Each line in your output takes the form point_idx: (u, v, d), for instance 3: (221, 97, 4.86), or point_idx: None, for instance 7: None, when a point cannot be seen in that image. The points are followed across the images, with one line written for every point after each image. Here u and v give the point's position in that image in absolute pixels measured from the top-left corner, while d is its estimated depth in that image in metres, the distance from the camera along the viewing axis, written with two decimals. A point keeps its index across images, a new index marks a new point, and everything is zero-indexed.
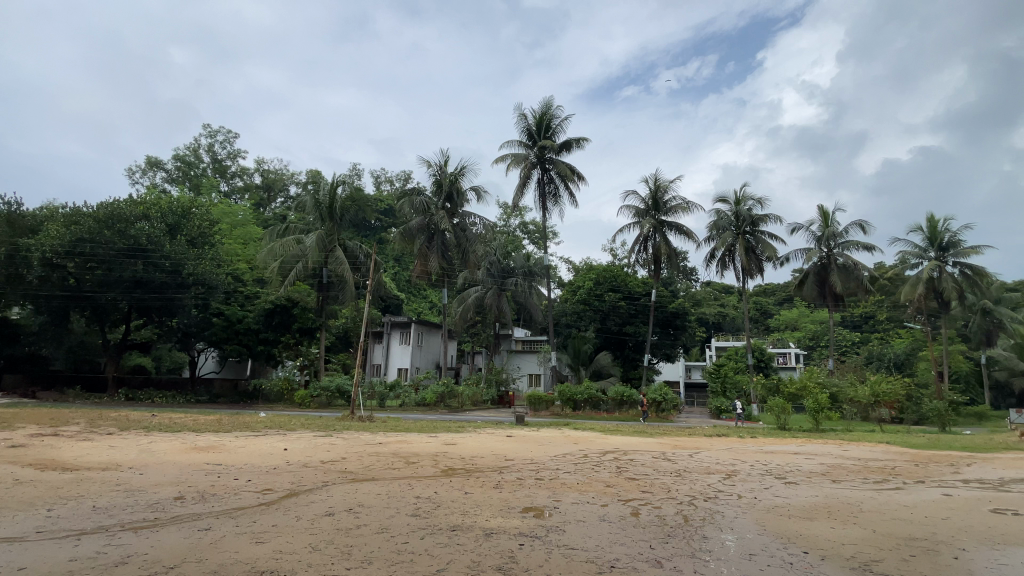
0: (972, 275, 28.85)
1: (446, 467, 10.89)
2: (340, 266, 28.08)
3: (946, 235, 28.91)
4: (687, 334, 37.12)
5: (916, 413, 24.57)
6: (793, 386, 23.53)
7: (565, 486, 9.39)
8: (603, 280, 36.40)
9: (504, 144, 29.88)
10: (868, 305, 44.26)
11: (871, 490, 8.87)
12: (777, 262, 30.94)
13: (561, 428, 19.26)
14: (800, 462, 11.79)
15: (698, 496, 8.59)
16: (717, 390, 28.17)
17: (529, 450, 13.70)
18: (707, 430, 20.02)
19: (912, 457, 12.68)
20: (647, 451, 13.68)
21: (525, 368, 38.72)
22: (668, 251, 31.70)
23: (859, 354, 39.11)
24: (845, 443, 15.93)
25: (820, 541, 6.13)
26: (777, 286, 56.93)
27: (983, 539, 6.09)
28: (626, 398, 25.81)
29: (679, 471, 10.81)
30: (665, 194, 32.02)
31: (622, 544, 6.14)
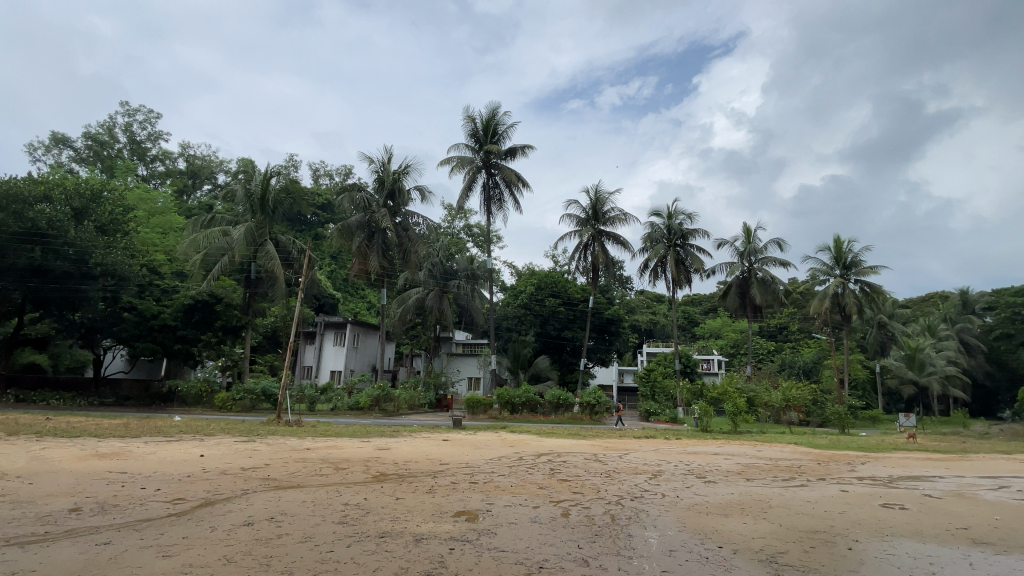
0: (870, 292, 32.02)
1: (377, 473, 10.60)
2: (270, 261, 26.59)
3: (849, 254, 31.98)
4: (621, 340, 38.47)
5: (821, 416, 26.70)
6: (715, 391, 25.27)
7: (498, 489, 9.41)
8: (544, 285, 37.12)
9: (450, 146, 29.72)
10: (782, 317, 48.15)
11: (779, 488, 9.61)
12: (704, 275, 32.81)
13: (498, 432, 19.31)
14: (718, 462, 12.56)
15: (625, 496, 8.92)
16: (648, 395, 31.01)
17: (465, 453, 13.62)
18: (635, 432, 20.91)
19: (816, 457, 13.88)
20: (579, 452, 14.05)
21: (464, 372, 38.52)
22: (606, 259, 32.73)
23: (774, 362, 42.30)
24: (759, 443, 17.15)
25: (733, 536, 6.56)
26: (704, 296, 60.51)
27: (873, 532, 6.74)
28: (563, 402, 26.40)
29: (608, 472, 11.17)
30: (605, 205, 33.08)
31: (552, 545, 6.24)
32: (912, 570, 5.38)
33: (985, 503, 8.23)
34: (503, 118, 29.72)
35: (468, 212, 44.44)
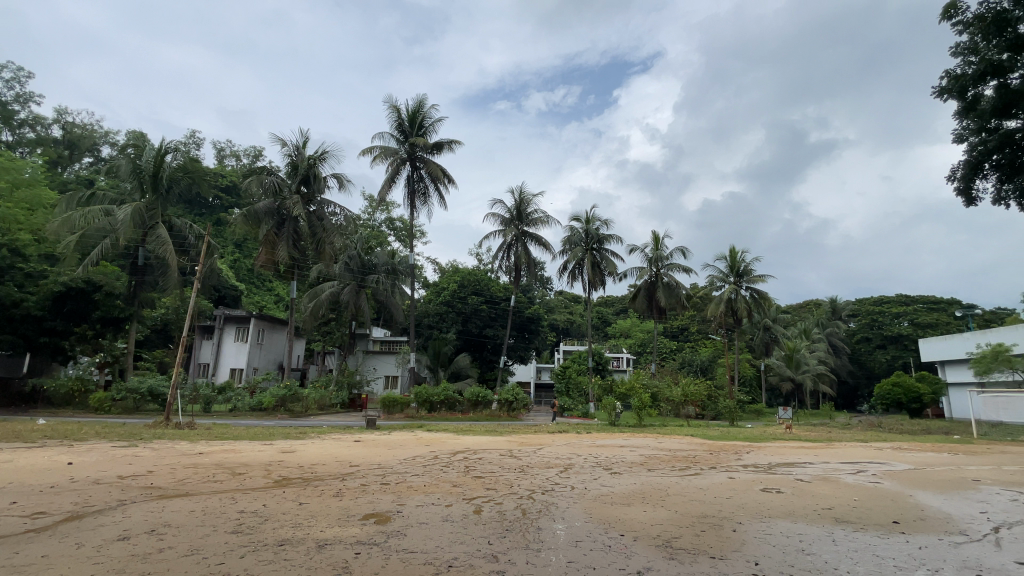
0: (758, 298, 35.52)
1: (279, 477, 9.94)
2: (161, 247, 23.89)
3: (742, 263, 35.28)
4: (539, 338, 39.42)
5: (714, 409, 29.33)
6: (624, 387, 26.70)
7: (411, 489, 9.22)
8: (467, 283, 36.95)
9: (373, 135, 28.66)
10: (684, 319, 52.32)
11: (675, 476, 10.38)
12: (617, 278, 34.51)
13: (413, 430, 19.02)
14: (623, 454, 13.29)
15: (536, 490, 9.15)
16: (563, 391, 32.15)
17: (377, 454, 13.18)
18: (549, 427, 21.55)
19: (709, 447, 15.19)
20: (494, 449, 14.18)
21: (380, 370, 37.41)
22: (528, 260, 33.33)
23: (676, 360, 45.66)
24: (661, 436, 18.36)
25: (634, 524, 6.96)
26: (617, 298, 63.88)
27: (754, 514, 7.47)
28: (481, 399, 26.43)
29: (522, 467, 11.40)
30: (529, 207, 33.65)
31: (461, 543, 6.24)
32: (783, 547, 6.02)
33: (844, 486, 9.45)
34: (429, 112, 29.17)
35: (390, 205, 43.08)
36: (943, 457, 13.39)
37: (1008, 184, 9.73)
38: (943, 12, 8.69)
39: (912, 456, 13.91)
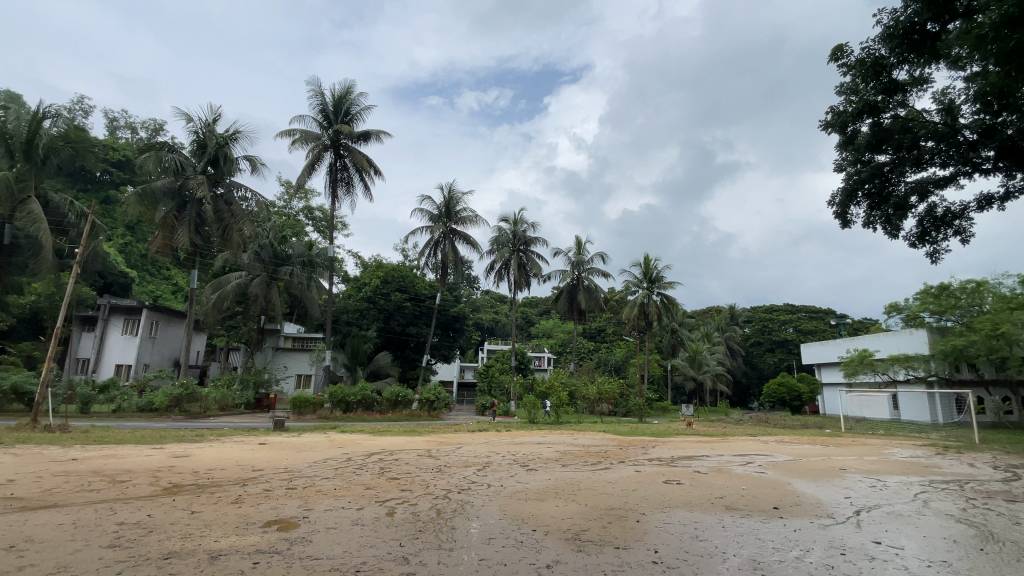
0: (667, 303, 37.93)
1: (170, 485, 9.05)
2: (33, 225, 20.73)
3: (655, 270, 37.50)
4: (463, 337, 39.29)
5: (626, 406, 30.94)
6: (543, 385, 27.34)
7: (319, 494, 8.77)
8: (390, 279, 35.78)
9: (293, 117, 26.95)
10: (601, 321, 54.78)
11: (587, 471, 10.83)
12: (541, 279, 35.28)
13: (325, 432, 18.22)
14: (540, 451, 13.63)
15: (453, 489, 9.12)
16: (484, 390, 32.34)
17: (284, 457, 12.38)
18: (469, 426, 21.56)
19: (619, 442, 16.00)
20: (411, 449, 13.92)
21: (292, 368, 35.32)
22: (454, 258, 33.00)
23: (593, 359, 47.64)
24: (577, 432, 19.01)
25: (546, 518, 7.16)
26: (541, 299, 65.40)
27: (657, 505, 7.98)
28: (401, 398, 25.88)
29: (439, 467, 11.28)
30: (457, 205, 33.39)
31: (371, 546, 6.06)
32: (680, 534, 6.48)
33: (734, 476, 10.38)
34: (356, 99, 27.95)
35: (309, 193, 40.74)
36: (817, 449, 15.12)
37: (876, 211, 11.22)
38: (833, 52, 9.79)
39: (792, 448, 15.56)
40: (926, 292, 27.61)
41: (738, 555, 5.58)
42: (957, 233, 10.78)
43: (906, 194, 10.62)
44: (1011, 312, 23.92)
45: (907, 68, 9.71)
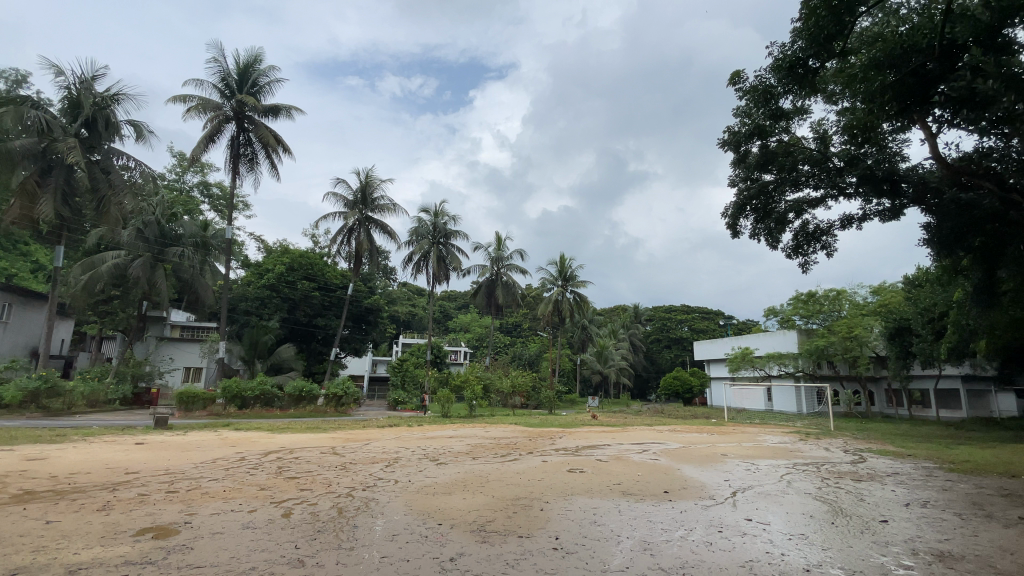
0: (580, 301, 39.45)
1: (20, 492, 7.80)
2: None
3: (570, 269, 38.86)
4: (377, 330, 38.01)
5: (537, 399, 31.89)
6: (458, 379, 27.30)
7: (206, 496, 8.05)
8: (297, 266, 33.83)
9: (189, 81, 24.28)
10: (517, 317, 55.91)
11: (496, 463, 10.98)
12: (460, 273, 35.08)
13: (218, 429, 16.78)
14: (451, 445, 13.59)
15: (356, 486, 8.80)
16: (397, 384, 31.57)
17: (165, 458, 11.17)
18: (379, 421, 20.98)
19: (529, 433, 16.42)
20: (315, 446, 13.22)
21: (179, 360, 31.72)
22: (370, 247, 31.73)
23: (508, 354, 48.47)
24: (488, 425, 19.27)
25: (452, 512, 7.16)
26: (459, 293, 65.20)
27: (561, 493, 8.30)
28: (305, 394, 24.45)
29: (343, 464, 10.82)
30: (375, 192, 32.17)
31: (264, 550, 5.69)
32: (580, 520, 6.78)
33: (632, 463, 11.09)
34: (265, 70, 25.82)
35: (206, 167, 37.04)
36: (703, 437, 16.65)
37: (760, 224, 12.51)
38: (731, 77, 10.74)
39: (683, 436, 16.99)
40: (798, 298, 31.53)
41: (630, 537, 5.96)
42: (824, 247, 12.35)
43: (784, 211, 11.96)
44: (862, 318, 28.16)
45: (790, 98, 10.73)
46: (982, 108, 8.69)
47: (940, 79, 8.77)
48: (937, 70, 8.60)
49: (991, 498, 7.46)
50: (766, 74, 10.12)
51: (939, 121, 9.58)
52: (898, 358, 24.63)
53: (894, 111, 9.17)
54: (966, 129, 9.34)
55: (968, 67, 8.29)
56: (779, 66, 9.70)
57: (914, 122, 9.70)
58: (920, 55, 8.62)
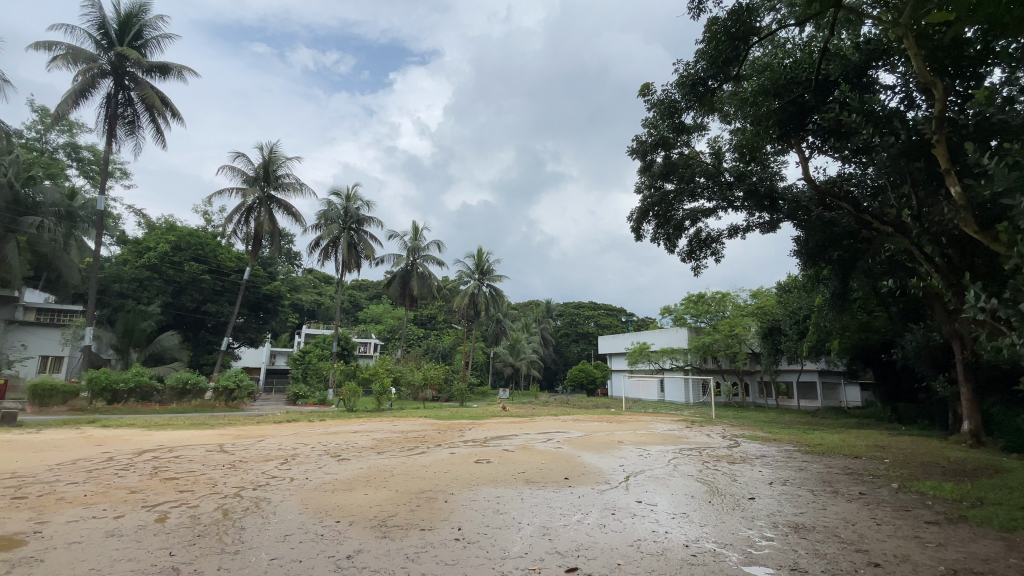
0: (495, 295, 39.82)
1: None
2: None
3: (487, 263, 39.02)
4: (277, 319, 35.49)
5: (448, 392, 31.80)
6: (366, 372, 26.28)
7: (60, 502, 7.00)
8: (185, 246, 30.53)
9: (53, 25, 20.83)
10: (432, 309, 55.31)
11: (402, 457, 10.77)
12: (372, 262, 33.76)
13: (79, 427, 14.70)
14: (355, 440, 13.10)
15: (247, 486, 8.19)
16: (297, 377, 29.58)
17: (8, 461, 9.54)
18: (276, 416, 19.71)
19: (438, 426, 16.31)
20: (199, 444, 12.05)
21: (34, 347, 27.29)
22: (271, 229, 29.48)
23: (420, 346, 47.74)
24: (396, 418, 18.89)
25: (351, 509, 6.93)
26: (371, 283, 62.92)
27: (466, 484, 8.34)
28: (189, 387, 22.27)
29: (233, 463, 10.01)
30: (279, 169, 29.90)
31: (131, 560, 5.11)
32: (483, 510, 6.87)
33: (537, 452, 11.44)
34: (152, 21, 22.86)
35: (75, 126, 32.06)
36: (603, 426, 17.64)
37: (661, 230, 13.51)
38: (641, 89, 11.38)
39: (584, 425, 17.89)
40: (690, 299, 34.41)
41: (530, 524, 6.16)
42: (713, 254, 13.61)
43: (681, 218, 12.98)
44: (742, 318, 31.50)
45: (691, 114, 11.65)
46: (845, 139, 10.01)
47: (814, 110, 9.97)
48: (812, 101, 9.76)
49: (837, 476, 8.70)
50: (672, 89, 10.84)
51: (811, 147, 10.92)
52: (769, 354, 27.86)
53: (775, 135, 10.32)
54: (832, 155, 10.71)
55: (837, 101, 9.50)
56: (682, 82, 10.46)
57: (791, 146, 10.98)
58: (799, 87, 9.73)
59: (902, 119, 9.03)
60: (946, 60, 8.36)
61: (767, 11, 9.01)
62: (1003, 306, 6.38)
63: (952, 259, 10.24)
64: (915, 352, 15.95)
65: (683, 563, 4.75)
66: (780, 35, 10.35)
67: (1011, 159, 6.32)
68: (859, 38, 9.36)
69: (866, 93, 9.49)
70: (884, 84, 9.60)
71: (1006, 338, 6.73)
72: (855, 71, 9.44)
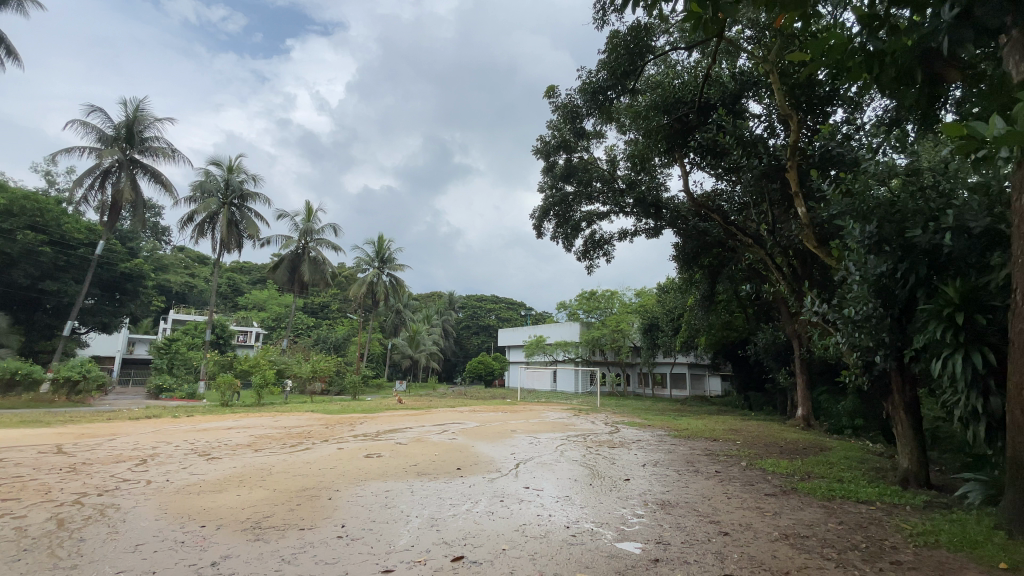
0: (395, 284, 38.65)
1: None
2: None
3: (387, 251, 37.70)
4: (138, 302, 31.16)
5: (339, 385, 30.37)
6: (245, 363, 23.79)
7: None
8: (18, 211, 25.55)
9: None
10: (325, 297, 52.28)
11: (283, 454, 10.07)
12: (257, 242, 30.94)
13: None
14: (229, 437, 11.98)
15: (91, 492, 7.10)
16: (160, 368, 26.28)
17: None
18: (132, 412, 17.33)
19: (326, 421, 15.51)
20: (28, 446, 10.19)
21: None
22: (133, 198, 25.71)
23: (309, 337, 44.90)
24: (278, 413, 17.62)
25: (221, 511, 6.34)
26: (255, 267, 57.73)
27: (352, 480, 8.02)
28: (17, 379, 18.80)
29: (72, 466, 8.60)
30: (146, 130, 26.15)
31: None
32: (369, 505, 6.67)
33: (430, 445, 11.36)
34: None
35: None
36: (498, 416, 18.03)
37: (559, 229, 14.12)
38: (546, 90, 11.75)
39: (479, 416, 18.14)
40: (582, 295, 36.55)
41: (419, 516, 6.11)
42: (606, 255, 14.52)
43: (579, 220, 13.70)
44: (627, 315, 34.12)
45: (591, 120, 12.27)
46: (719, 158, 11.21)
47: (696, 129, 11.03)
48: (695, 120, 10.81)
49: (698, 457, 9.82)
50: (575, 95, 11.31)
51: (691, 163, 12.09)
52: (648, 348, 30.49)
53: (663, 148, 11.26)
54: (709, 172, 11.94)
55: (714, 124, 10.61)
56: (585, 89, 10.95)
57: (676, 161, 12.07)
58: (685, 107, 10.71)
59: (764, 145, 10.34)
60: (800, 98, 9.69)
61: (662, 34, 9.76)
62: (831, 311, 7.58)
63: (796, 268, 11.97)
64: (764, 348, 18.46)
65: (564, 543, 5.03)
66: (671, 58, 11.25)
67: (843, 187, 7.52)
68: (735, 70, 10.49)
69: (737, 119, 10.69)
70: (752, 113, 10.88)
71: (832, 337, 8.03)
72: (731, 98, 10.60)
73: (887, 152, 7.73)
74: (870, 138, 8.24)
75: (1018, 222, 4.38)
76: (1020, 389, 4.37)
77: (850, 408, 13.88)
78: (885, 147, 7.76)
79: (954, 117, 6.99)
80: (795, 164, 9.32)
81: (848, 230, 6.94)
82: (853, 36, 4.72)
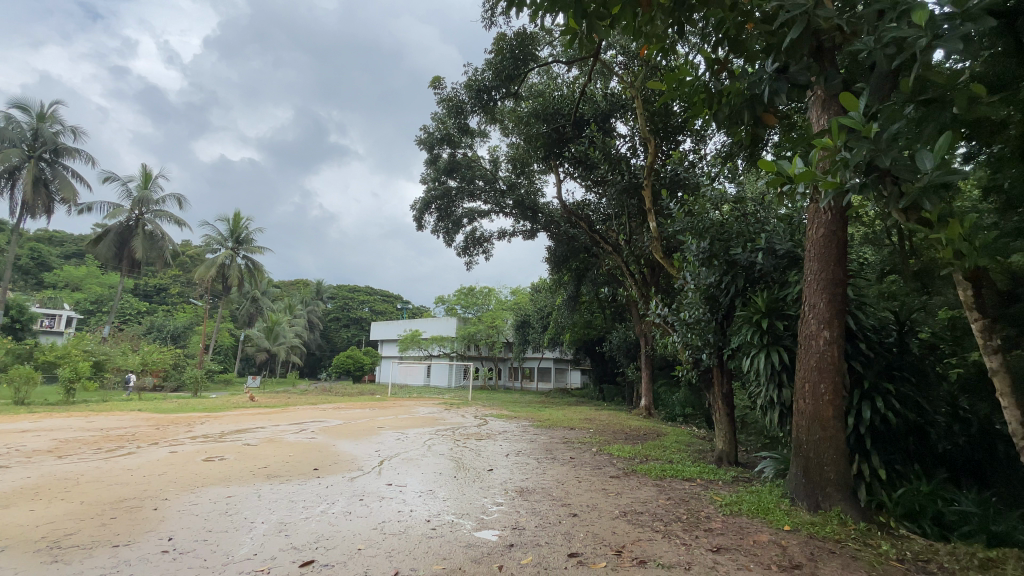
0: (252, 268, 34.93)
1: None
2: None
3: (244, 231, 33.87)
4: None
5: (177, 380, 26.59)
6: (49, 353, 20.06)
7: None
8: None
9: None
10: (164, 279, 45.35)
11: (98, 461, 8.52)
12: (73, 208, 25.68)
13: None
14: (22, 442, 9.81)
15: None
16: None
17: None
18: None
19: (156, 421, 13.44)
20: None
21: None
22: None
23: (140, 324, 38.54)
24: (92, 413, 14.86)
25: (7, 530, 5.17)
26: (70, 238, 47.93)
27: (185, 487, 7.08)
28: None
29: None
30: None
31: None
32: (205, 514, 5.95)
33: (284, 445, 10.50)
34: None
35: None
36: (364, 412, 17.34)
37: (440, 223, 14.07)
38: (432, 81, 11.57)
39: (343, 412, 17.26)
40: (461, 291, 36.78)
41: (265, 522, 5.63)
42: (485, 252, 14.79)
43: (460, 215, 13.79)
44: (502, 311, 35.11)
45: (476, 118, 12.40)
46: (590, 170, 12.11)
47: (571, 140, 11.77)
48: (571, 132, 11.53)
49: (556, 445, 10.51)
50: (460, 91, 11.29)
51: (566, 172, 12.88)
52: (519, 343, 31.70)
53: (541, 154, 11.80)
54: (580, 182, 12.84)
55: (587, 138, 11.47)
56: (470, 85, 11.00)
57: (553, 168, 12.76)
58: (562, 118, 11.36)
59: (627, 163, 11.40)
60: (659, 125, 10.86)
61: (545, 46, 10.20)
62: (672, 315, 8.61)
63: (647, 275, 13.38)
64: (618, 345, 20.37)
65: (423, 537, 5.04)
66: (553, 70, 11.84)
67: (687, 207, 8.59)
68: (607, 90, 11.34)
69: (607, 136, 11.60)
70: (619, 132, 11.90)
71: (671, 338, 9.13)
72: (602, 116, 11.47)
73: (721, 181, 8.99)
74: (710, 167, 9.53)
75: (810, 246, 5.40)
76: (803, 381, 5.41)
77: (683, 399, 15.97)
78: (721, 176, 9.02)
79: (770, 156, 8.40)
80: (652, 183, 10.41)
81: (688, 246, 7.96)
82: (701, 75, 5.40)
